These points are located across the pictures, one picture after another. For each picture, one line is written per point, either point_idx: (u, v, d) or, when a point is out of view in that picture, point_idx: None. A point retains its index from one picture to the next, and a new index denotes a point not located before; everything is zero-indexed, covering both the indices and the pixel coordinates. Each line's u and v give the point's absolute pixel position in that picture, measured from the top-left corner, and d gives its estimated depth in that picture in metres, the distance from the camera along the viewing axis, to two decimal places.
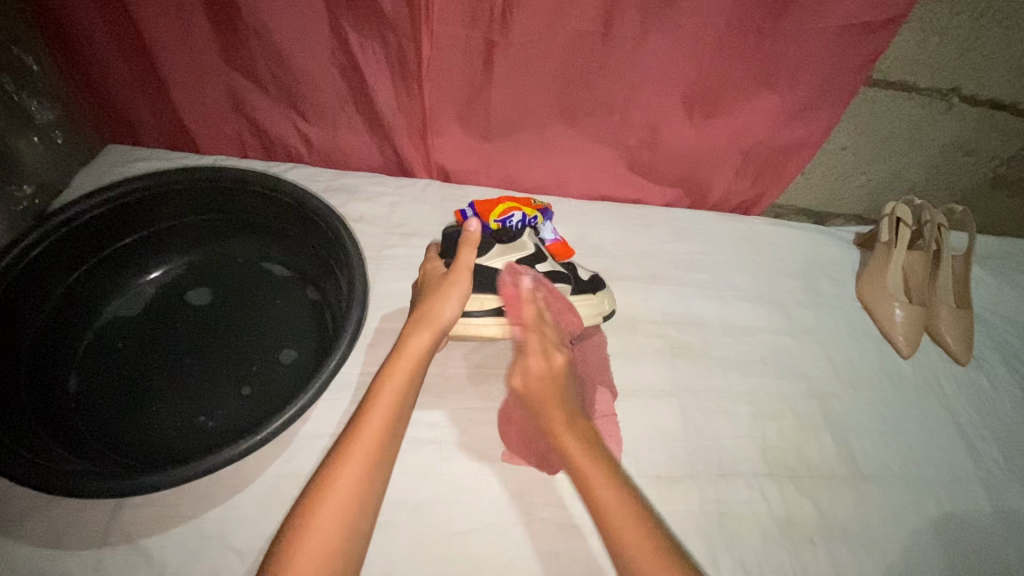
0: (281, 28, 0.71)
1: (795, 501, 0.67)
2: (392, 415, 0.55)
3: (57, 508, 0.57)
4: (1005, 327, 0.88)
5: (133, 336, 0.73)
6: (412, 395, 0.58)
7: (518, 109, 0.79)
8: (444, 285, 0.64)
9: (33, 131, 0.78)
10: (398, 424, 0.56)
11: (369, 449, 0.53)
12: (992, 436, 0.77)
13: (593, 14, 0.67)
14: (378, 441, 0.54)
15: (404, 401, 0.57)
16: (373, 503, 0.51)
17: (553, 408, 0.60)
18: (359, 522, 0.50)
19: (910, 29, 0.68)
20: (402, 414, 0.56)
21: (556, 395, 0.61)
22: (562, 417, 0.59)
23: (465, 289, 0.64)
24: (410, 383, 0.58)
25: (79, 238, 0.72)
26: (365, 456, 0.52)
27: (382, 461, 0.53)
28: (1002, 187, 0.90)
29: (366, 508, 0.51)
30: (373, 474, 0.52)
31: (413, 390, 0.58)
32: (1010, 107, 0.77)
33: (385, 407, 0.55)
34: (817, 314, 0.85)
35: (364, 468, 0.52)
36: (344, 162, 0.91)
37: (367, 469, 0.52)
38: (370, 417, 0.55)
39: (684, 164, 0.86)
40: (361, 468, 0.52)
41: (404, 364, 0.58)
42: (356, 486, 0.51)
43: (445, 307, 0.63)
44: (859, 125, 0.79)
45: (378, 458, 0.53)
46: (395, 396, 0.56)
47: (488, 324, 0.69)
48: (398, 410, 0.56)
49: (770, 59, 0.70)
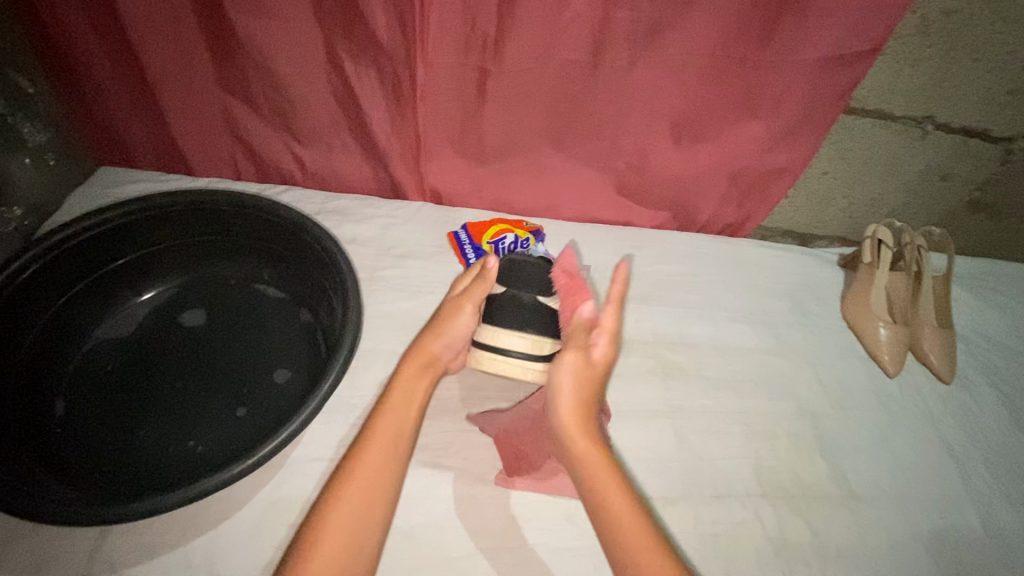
0: (279, 56, 0.73)
1: (788, 521, 0.68)
2: (389, 452, 0.56)
3: (39, 536, 0.56)
4: (987, 347, 0.90)
5: (123, 358, 0.72)
6: (417, 413, 0.60)
7: (510, 134, 0.81)
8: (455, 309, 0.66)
9: (25, 153, 0.79)
10: (399, 463, 0.56)
11: (366, 484, 0.53)
12: (979, 454, 0.78)
13: (583, 45, 0.69)
14: (381, 458, 0.55)
15: (403, 439, 0.58)
16: (379, 520, 0.52)
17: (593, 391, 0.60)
18: (360, 557, 0.50)
19: (884, 60, 0.71)
20: (403, 453, 0.57)
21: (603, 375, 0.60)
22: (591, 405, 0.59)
23: (469, 321, 0.66)
24: (412, 400, 0.60)
25: (71, 261, 0.72)
26: (367, 476, 0.54)
27: (387, 477, 0.55)
28: (980, 211, 0.93)
29: (372, 520, 0.52)
30: (370, 511, 0.52)
31: (416, 408, 0.60)
32: (982, 133, 0.80)
33: (383, 425, 0.58)
34: (805, 334, 0.87)
35: (367, 486, 0.53)
36: (339, 185, 0.92)
37: (366, 505, 0.52)
38: (372, 435, 0.57)
39: (673, 188, 0.88)
40: (366, 481, 0.54)
41: (397, 400, 0.60)
42: (353, 523, 0.51)
43: (449, 339, 0.66)
44: (839, 151, 0.82)
45: (377, 495, 0.53)
46: (393, 433, 0.57)
47: (499, 362, 0.70)
48: (396, 449, 0.57)
49: (754, 88, 0.73)
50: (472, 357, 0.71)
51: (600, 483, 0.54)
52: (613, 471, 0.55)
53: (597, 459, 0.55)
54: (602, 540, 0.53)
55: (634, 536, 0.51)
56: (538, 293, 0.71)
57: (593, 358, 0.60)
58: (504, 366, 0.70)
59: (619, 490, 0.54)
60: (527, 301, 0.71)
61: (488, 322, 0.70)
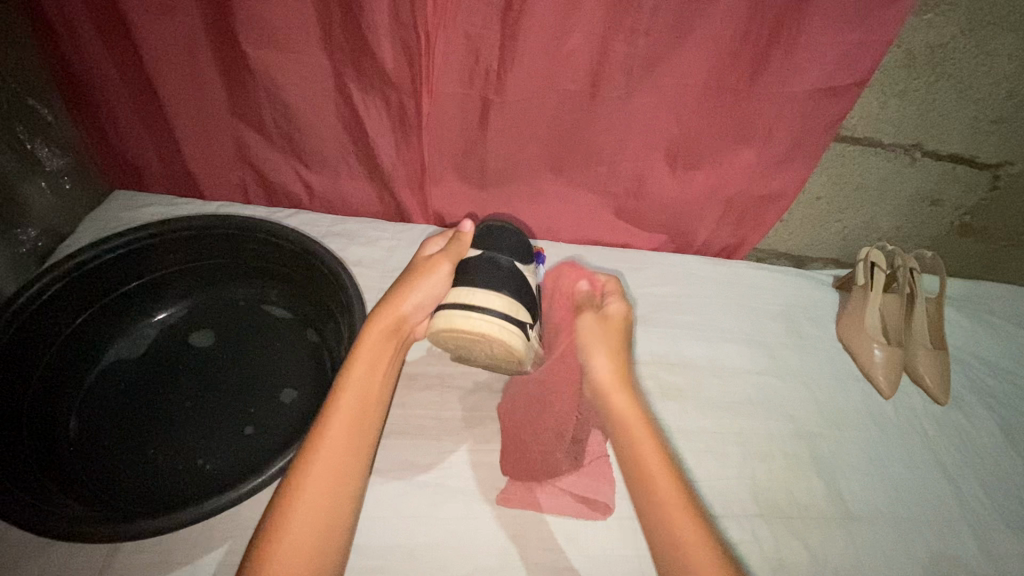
0: (290, 87, 0.76)
1: (786, 541, 0.69)
2: (360, 418, 0.57)
3: (48, 553, 0.57)
4: (981, 368, 0.91)
5: (133, 378, 0.74)
6: (379, 387, 0.61)
7: (511, 160, 0.84)
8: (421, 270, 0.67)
9: (42, 177, 0.82)
10: (370, 425, 0.58)
11: (338, 451, 0.55)
12: (974, 474, 0.79)
13: (580, 76, 0.72)
14: (348, 435, 0.56)
15: (371, 403, 0.59)
16: (351, 493, 0.54)
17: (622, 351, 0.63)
18: (342, 515, 0.52)
19: (871, 92, 0.74)
20: (372, 417, 0.59)
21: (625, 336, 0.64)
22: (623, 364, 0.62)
23: (443, 282, 0.68)
24: (375, 376, 0.60)
25: (87, 283, 0.75)
26: (336, 454, 0.55)
27: (356, 454, 0.56)
28: (970, 234, 0.95)
29: (345, 497, 0.53)
30: (346, 472, 0.54)
31: (378, 383, 0.61)
32: (969, 160, 0.83)
33: (349, 402, 0.58)
34: (800, 355, 0.88)
35: (337, 464, 0.54)
36: (344, 208, 0.94)
37: (340, 469, 0.54)
38: (338, 411, 0.57)
39: (670, 212, 0.90)
40: (336, 457, 0.54)
41: (364, 364, 0.60)
42: (330, 485, 0.53)
43: (421, 299, 0.67)
44: (831, 176, 0.85)
45: (348, 470, 0.54)
46: (361, 398, 0.58)
47: (475, 318, 0.64)
48: (366, 413, 0.58)
49: (746, 117, 0.75)
50: (443, 318, 0.65)
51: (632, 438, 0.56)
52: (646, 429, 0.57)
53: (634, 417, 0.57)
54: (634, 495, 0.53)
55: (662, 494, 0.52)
56: (515, 258, 0.71)
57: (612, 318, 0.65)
58: (480, 323, 0.64)
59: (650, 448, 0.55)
60: (506, 265, 0.69)
61: (462, 282, 0.67)
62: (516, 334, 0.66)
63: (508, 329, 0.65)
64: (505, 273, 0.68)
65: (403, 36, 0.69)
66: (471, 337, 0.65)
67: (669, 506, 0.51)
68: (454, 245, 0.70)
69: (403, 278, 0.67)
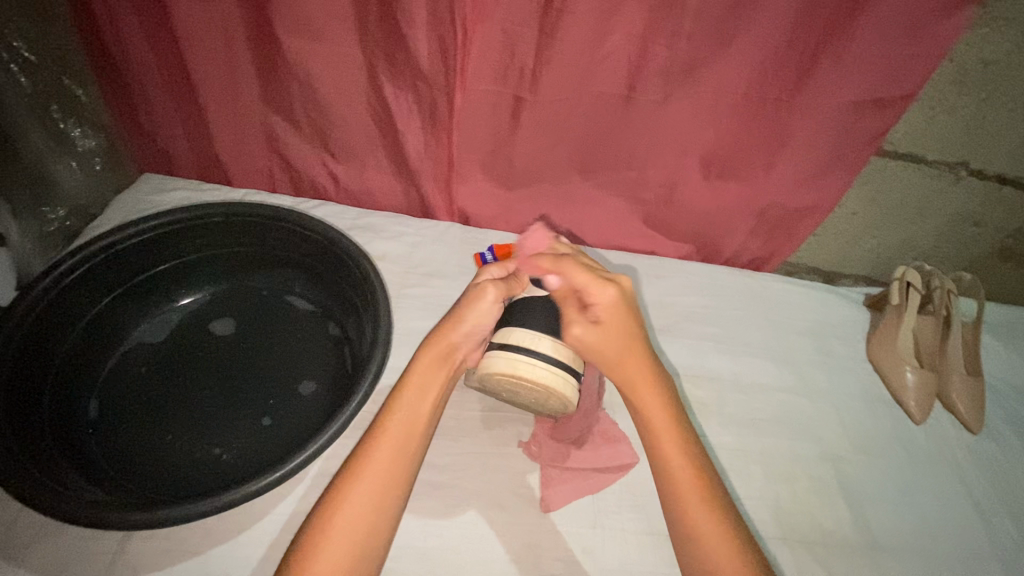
0: (322, 77, 0.76)
1: (807, 566, 0.67)
2: (404, 443, 0.58)
3: (64, 534, 0.57)
4: (1016, 398, 0.88)
5: (155, 363, 0.74)
6: (425, 416, 0.61)
7: (541, 161, 0.83)
8: (468, 301, 0.66)
9: (72, 157, 0.83)
10: (412, 452, 0.58)
11: (378, 479, 0.55)
12: (1006, 507, 0.76)
13: (617, 79, 0.71)
14: (390, 463, 0.57)
15: (416, 429, 0.59)
16: (386, 525, 0.55)
17: (627, 357, 0.62)
18: (373, 546, 0.53)
19: (918, 107, 0.72)
20: (417, 444, 0.59)
21: (629, 329, 0.62)
22: (639, 371, 0.62)
23: (493, 315, 0.66)
24: (421, 406, 0.61)
25: (113, 267, 0.75)
26: (376, 483, 0.55)
27: (396, 484, 0.56)
28: (1011, 258, 0.91)
29: (379, 526, 0.54)
30: (385, 498, 0.55)
31: (424, 414, 0.61)
32: (1016, 182, 0.79)
33: (394, 428, 0.59)
34: (829, 375, 0.86)
35: (376, 493, 0.55)
36: (370, 202, 0.94)
37: (380, 493, 0.55)
38: (383, 436, 0.58)
39: (699, 221, 0.88)
40: (374, 485, 0.55)
41: (412, 390, 0.61)
42: (368, 509, 0.54)
43: (471, 329, 0.65)
44: (869, 192, 0.82)
45: (385, 498, 0.55)
46: (407, 427, 0.59)
47: (538, 367, 0.62)
48: (410, 438, 0.59)
49: (785, 129, 0.73)
50: (505, 362, 0.62)
51: (666, 452, 0.60)
52: (683, 447, 0.59)
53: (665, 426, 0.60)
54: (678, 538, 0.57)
55: (711, 530, 0.55)
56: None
57: (603, 325, 0.61)
58: (543, 373, 0.62)
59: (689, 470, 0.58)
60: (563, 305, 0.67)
61: (521, 325, 0.64)
62: (572, 384, 0.64)
63: (561, 383, 0.63)
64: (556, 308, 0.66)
65: (438, 31, 0.68)
66: (530, 388, 0.63)
67: (710, 541, 0.55)
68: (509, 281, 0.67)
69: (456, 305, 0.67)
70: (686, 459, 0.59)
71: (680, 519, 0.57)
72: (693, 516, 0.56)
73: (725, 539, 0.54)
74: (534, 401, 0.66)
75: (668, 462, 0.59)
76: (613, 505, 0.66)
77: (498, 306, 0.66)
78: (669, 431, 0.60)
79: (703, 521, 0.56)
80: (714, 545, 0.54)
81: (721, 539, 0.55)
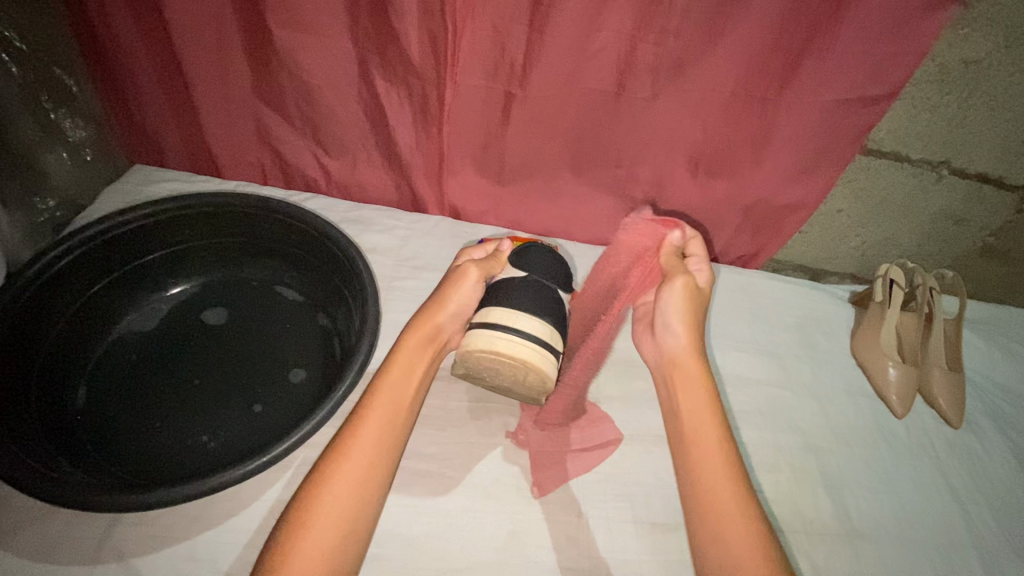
0: (314, 70, 0.76)
1: (789, 555, 0.68)
2: (390, 425, 0.59)
3: (50, 521, 0.57)
4: (996, 393, 0.89)
5: (144, 352, 0.74)
6: (409, 397, 0.63)
7: (531, 156, 0.83)
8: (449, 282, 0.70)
9: (63, 147, 0.83)
10: (397, 434, 0.60)
11: (363, 461, 0.56)
12: (985, 500, 0.77)
13: (607, 76, 0.72)
14: (375, 445, 0.58)
15: (401, 410, 0.61)
16: (373, 504, 0.55)
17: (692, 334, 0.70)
18: (360, 526, 0.54)
19: (902, 105, 0.73)
20: (399, 425, 0.60)
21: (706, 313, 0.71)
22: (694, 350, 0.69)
23: (475, 294, 0.70)
24: (405, 387, 0.63)
25: (104, 254, 0.75)
26: (362, 464, 0.56)
27: (381, 465, 0.57)
28: (993, 256, 0.93)
29: (365, 507, 0.55)
30: (371, 477, 0.56)
31: (408, 395, 0.62)
32: (997, 180, 0.81)
33: (379, 411, 0.60)
34: (813, 369, 0.87)
35: (361, 474, 0.56)
36: (360, 196, 0.94)
37: (365, 473, 0.56)
38: (368, 418, 0.59)
39: (687, 217, 0.89)
40: (359, 467, 0.56)
41: (397, 371, 0.63)
42: (354, 488, 0.55)
43: (455, 309, 0.70)
44: (854, 189, 0.83)
45: (370, 479, 0.56)
46: (392, 408, 0.61)
47: (515, 343, 0.62)
48: (394, 419, 0.60)
49: (772, 126, 0.74)
50: (483, 338, 0.63)
51: (700, 430, 0.62)
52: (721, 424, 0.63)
53: (708, 399, 0.64)
54: (697, 513, 0.58)
55: (733, 507, 0.56)
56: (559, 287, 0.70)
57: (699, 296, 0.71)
58: (520, 349, 0.62)
59: (720, 446, 0.61)
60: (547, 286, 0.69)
61: (500, 303, 0.66)
62: (550, 361, 0.64)
63: (539, 359, 0.63)
64: (534, 289, 0.67)
65: (429, 25, 0.69)
66: (507, 364, 0.63)
67: (733, 514, 0.56)
68: (490, 260, 0.71)
69: (439, 287, 0.71)
70: (720, 443, 0.61)
71: (701, 495, 0.59)
72: (717, 493, 0.58)
73: (747, 517, 0.56)
74: (512, 380, 0.65)
75: (703, 436, 0.62)
76: (597, 493, 0.67)
77: (479, 286, 0.71)
78: (710, 408, 0.64)
79: (726, 502, 0.57)
80: (732, 521, 0.56)
81: (740, 516, 0.56)
